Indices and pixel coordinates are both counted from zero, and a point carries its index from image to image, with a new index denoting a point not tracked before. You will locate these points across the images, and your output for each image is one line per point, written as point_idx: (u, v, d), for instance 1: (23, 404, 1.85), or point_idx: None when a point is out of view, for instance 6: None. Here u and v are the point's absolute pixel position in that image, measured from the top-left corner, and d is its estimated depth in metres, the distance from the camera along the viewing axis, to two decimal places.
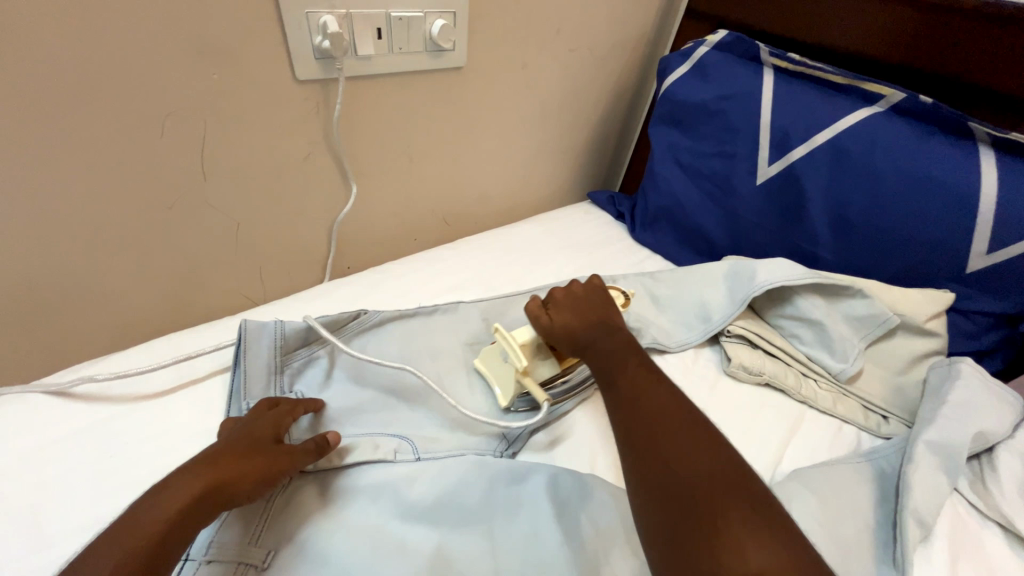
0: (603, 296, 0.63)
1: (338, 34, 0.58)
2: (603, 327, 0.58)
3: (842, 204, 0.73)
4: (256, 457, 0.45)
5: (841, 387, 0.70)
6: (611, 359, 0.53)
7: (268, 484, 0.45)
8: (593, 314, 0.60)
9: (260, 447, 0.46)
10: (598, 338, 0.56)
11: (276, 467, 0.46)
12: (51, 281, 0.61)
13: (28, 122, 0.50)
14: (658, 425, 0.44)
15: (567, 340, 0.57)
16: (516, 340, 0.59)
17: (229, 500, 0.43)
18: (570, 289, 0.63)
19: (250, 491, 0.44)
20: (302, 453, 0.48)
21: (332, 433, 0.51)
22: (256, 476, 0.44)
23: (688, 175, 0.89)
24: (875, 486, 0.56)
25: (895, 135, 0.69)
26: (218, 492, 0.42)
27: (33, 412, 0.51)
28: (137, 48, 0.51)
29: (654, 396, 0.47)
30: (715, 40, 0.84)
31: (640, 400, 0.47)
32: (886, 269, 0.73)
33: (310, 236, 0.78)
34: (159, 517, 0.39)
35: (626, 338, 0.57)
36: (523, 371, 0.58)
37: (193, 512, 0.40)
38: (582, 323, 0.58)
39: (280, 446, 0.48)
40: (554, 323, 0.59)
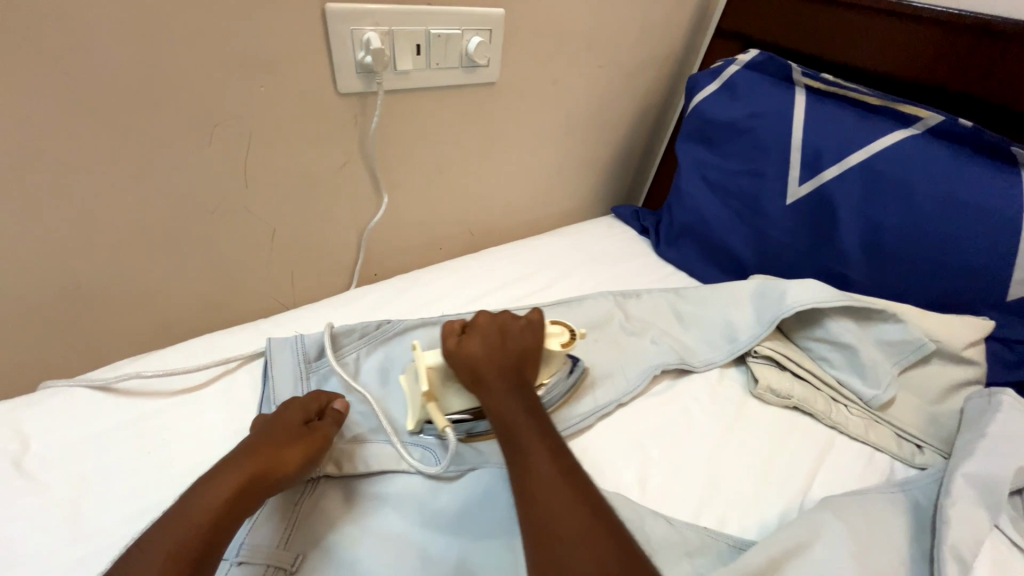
0: (532, 332, 0.57)
1: (380, 50, 0.60)
2: (512, 378, 0.54)
3: (876, 226, 0.72)
4: (293, 443, 0.46)
5: (873, 413, 0.68)
6: (514, 426, 0.49)
7: (312, 461, 0.46)
8: (510, 357, 0.55)
9: (295, 434, 0.47)
10: (507, 393, 0.52)
11: (315, 450, 0.47)
12: (97, 278, 0.63)
13: (89, 127, 0.53)
14: (562, 532, 0.41)
15: (472, 378, 0.53)
16: (423, 361, 0.54)
17: (273, 485, 0.44)
18: (490, 319, 0.58)
19: (293, 472, 0.45)
20: (328, 427, 0.50)
21: (341, 403, 0.52)
22: (296, 460, 0.46)
23: (715, 193, 0.88)
24: (910, 518, 0.55)
25: (932, 157, 0.68)
26: (262, 479, 0.43)
27: (78, 403, 0.53)
28: (193, 59, 0.54)
29: (560, 488, 0.44)
30: (745, 59, 0.85)
31: (543, 495, 0.43)
32: (921, 293, 0.71)
33: (340, 243, 0.79)
34: (210, 505, 0.40)
35: (533, 397, 0.53)
36: (427, 396, 0.54)
37: (240, 500, 0.42)
38: (490, 360, 0.54)
39: (311, 426, 0.49)
40: (461, 351, 0.54)
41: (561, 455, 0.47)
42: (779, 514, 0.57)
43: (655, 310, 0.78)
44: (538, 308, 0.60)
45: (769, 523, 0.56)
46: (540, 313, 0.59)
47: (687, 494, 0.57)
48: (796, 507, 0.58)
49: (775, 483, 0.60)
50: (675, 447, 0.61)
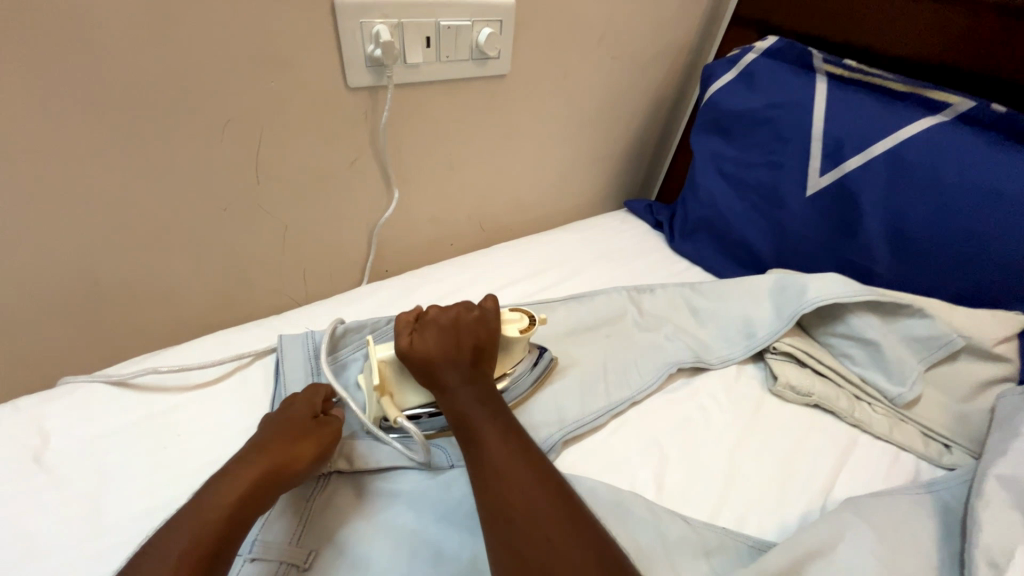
0: (486, 322, 0.57)
1: (389, 43, 0.60)
2: (467, 369, 0.54)
3: (902, 218, 0.69)
4: (304, 439, 0.46)
5: (898, 412, 0.66)
6: (469, 417, 0.50)
7: (323, 457, 0.47)
8: (465, 350, 0.55)
9: (305, 429, 0.47)
10: (462, 386, 0.53)
11: (325, 446, 0.47)
12: (114, 275, 0.64)
13: (104, 125, 0.53)
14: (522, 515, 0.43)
15: (426, 372, 0.54)
16: (374, 355, 0.55)
17: (288, 481, 0.44)
18: (442, 312, 0.58)
19: (306, 469, 0.45)
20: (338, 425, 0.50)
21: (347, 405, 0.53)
22: (308, 455, 0.46)
23: (731, 185, 0.86)
24: (937, 520, 0.53)
25: (962, 145, 0.65)
26: (275, 475, 0.43)
27: (96, 400, 0.54)
28: (204, 55, 0.54)
29: (518, 472, 0.46)
30: (764, 46, 0.82)
31: (502, 483, 0.45)
32: (948, 287, 0.69)
33: (352, 240, 0.79)
34: (224, 503, 0.40)
35: (489, 388, 0.54)
36: (380, 390, 0.54)
37: (254, 497, 0.42)
38: (444, 353, 0.54)
39: (321, 423, 0.49)
40: (412, 346, 0.55)
41: (520, 441, 0.49)
42: (801, 516, 0.55)
43: (670, 306, 0.76)
44: (494, 296, 0.61)
45: (790, 523, 0.54)
46: (494, 300, 0.60)
47: (703, 493, 0.56)
48: (818, 508, 0.56)
49: (795, 483, 0.58)
50: (691, 444, 0.60)
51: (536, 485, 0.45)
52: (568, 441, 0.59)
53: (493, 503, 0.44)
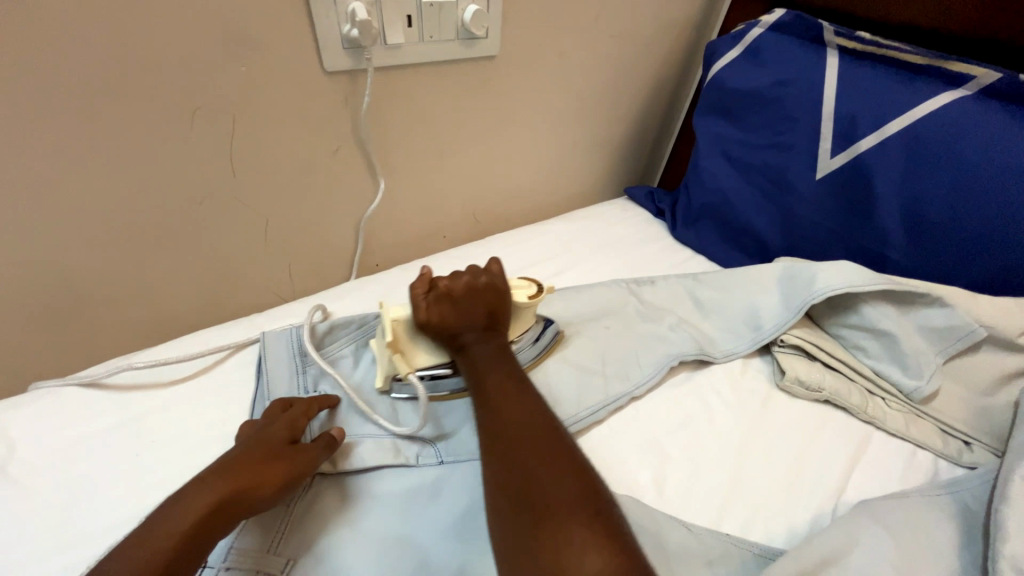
0: (497, 286, 0.56)
1: (367, 22, 0.56)
2: (481, 330, 0.54)
3: (920, 201, 0.65)
4: (275, 461, 0.43)
5: (915, 407, 0.62)
6: (483, 376, 0.50)
7: (291, 486, 0.43)
8: (479, 313, 0.55)
9: (277, 451, 0.43)
10: (477, 345, 0.53)
11: (297, 471, 0.43)
12: (86, 275, 0.61)
13: (65, 116, 0.50)
14: (529, 455, 0.42)
15: (444, 335, 0.53)
16: (387, 315, 0.53)
17: (249, 509, 0.40)
18: (456, 278, 0.57)
19: (272, 497, 0.41)
20: (317, 450, 0.46)
21: (338, 429, 0.49)
22: (277, 479, 0.42)
23: (736, 169, 0.82)
24: (958, 524, 0.49)
25: (986, 120, 0.60)
26: (237, 502, 0.39)
27: (66, 405, 0.51)
28: (167, 37, 0.51)
29: (527, 418, 0.45)
30: (770, 20, 0.77)
31: (505, 424, 0.45)
32: (969, 275, 0.64)
33: (338, 233, 0.76)
34: (176, 529, 0.36)
35: (503, 349, 0.53)
36: (392, 347, 0.53)
37: (211, 525, 0.38)
38: (459, 318, 0.54)
39: (297, 447, 0.45)
40: (428, 313, 0.53)
41: (528, 394, 0.48)
42: (810, 522, 0.52)
43: (671, 297, 0.73)
44: (498, 259, 0.60)
45: (799, 529, 0.51)
46: (500, 263, 0.59)
47: (706, 496, 0.53)
48: (829, 512, 0.53)
49: (804, 484, 0.55)
50: (693, 444, 0.57)
51: (541, 430, 0.44)
52: None
53: (494, 440, 0.44)
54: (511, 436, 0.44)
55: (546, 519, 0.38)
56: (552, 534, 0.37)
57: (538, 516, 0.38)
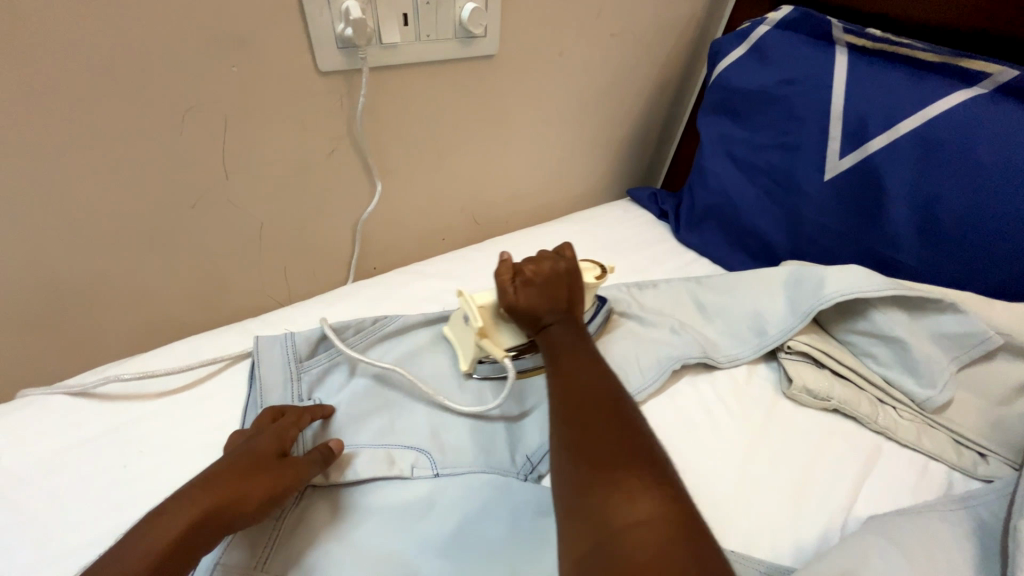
0: (574, 270, 0.56)
1: (361, 20, 0.54)
2: (562, 311, 0.53)
3: (933, 204, 0.62)
4: (261, 475, 0.41)
5: (927, 417, 0.60)
6: (559, 350, 0.49)
7: (277, 501, 0.41)
8: (561, 296, 0.54)
9: (264, 464, 0.42)
10: (556, 324, 0.52)
11: (284, 486, 0.42)
12: (76, 280, 0.60)
13: (50, 119, 0.49)
14: (593, 415, 0.40)
15: (527, 318, 0.53)
16: (473, 301, 0.55)
17: (233, 525, 0.38)
18: (539, 262, 0.56)
19: (256, 513, 0.40)
20: (308, 465, 0.44)
21: (335, 441, 0.47)
22: (260, 496, 0.40)
23: (742, 170, 0.80)
24: (975, 542, 0.47)
25: (1003, 119, 0.58)
26: (219, 518, 0.38)
27: (53, 414, 0.50)
28: (155, 38, 0.49)
29: (593, 384, 0.44)
30: (777, 17, 0.75)
31: (571, 383, 0.44)
32: (985, 280, 0.62)
33: (334, 236, 0.75)
34: (155, 547, 0.35)
35: (583, 330, 0.52)
36: (480, 333, 0.54)
37: (192, 542, 0.36)
38: (545, 302, 0.53)
39: (286, 460, 0.43)
40: (516, 296, 0.53)
41: (597, 366, 0.47)
42: (819, 538, 0.50)
43: (674, 301, 0.71)
44: (570, 245, 0.60)
45: (806, 545, 0.49)
46: (572, 247, 0.59)
47: (709, 509, 0.51)
48: (838, 527, 0.51)
49: (810, 497, 0.53)
50: (697, 455, 0.55)
51: (606, 395, 0.43)
52: None
53: (559, 397, 0.44)
54: (576, 394, 0.43)
55: (601, 467, 0.36)
56: (607, 481, 0.35)
57: (594, 464, 0.37)
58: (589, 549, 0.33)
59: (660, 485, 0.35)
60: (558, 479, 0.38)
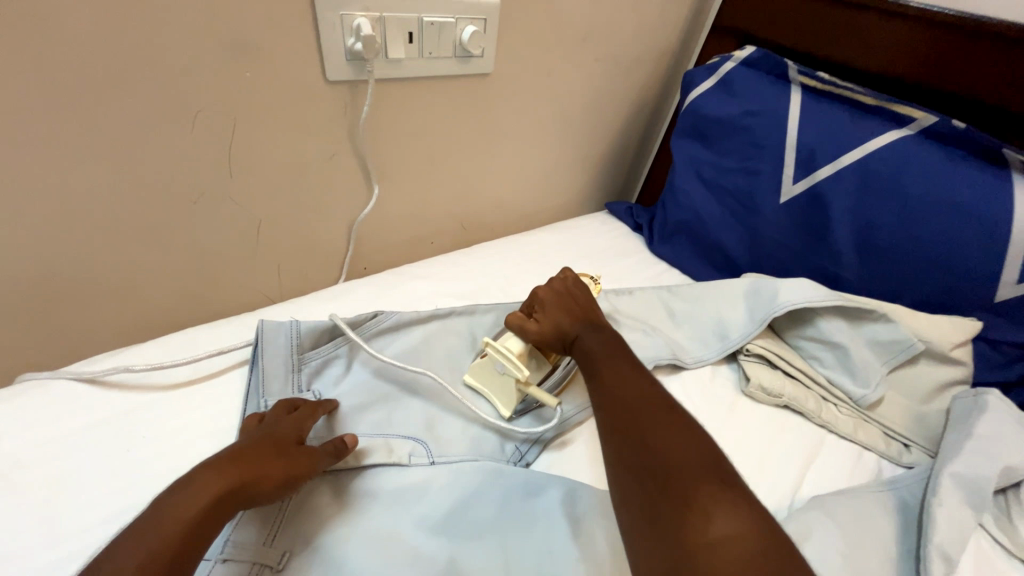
0: (582, 288, 0.63)
1: (370, 36, 0.58)
2: (589, 325, 0.57)
3: (869, 227, 0.72)
4: (279, 457, 0.44)
5: (862, 413, 0.69)
6: (598, 361, 0.52)
7: (293, 484, 0.44)
8: (581, 315, 0.59)
9: (284, 448, 0.45)
10: (586, 336, 0.56)
11: (300, 469, 0.44)
12: (72, 270, 0.60)
13: (59, 110, 0.50)
14: (651, 429, 0.43)
15: (558, 340, 0.57)
16: (510, 350, 0.56)
17: (252, 499, 0.41)
18: (551, 289, 0.61)
19: (273, 492, 0.42)
20: (322, 455, 0.47)
21: (350, 436, 0.50)
22: (278, 476, 0.43)
23: (709, 190, 0.88)
24: (898, 517, 0.55)
25: (925, 157, 0.68)
26: (242, 491, 0.40)
27: (56, 400, 0.51)
28: (173, 40, 0.52)
29: (644, 398, 0.46)
30: (742, 55, 0.84)
31: (623, 400, 0.47)
32: (912, 294, 0.71)
33: (330, 236, 0.77)
34: (185, 515, 0.37)
35: (614, 337, 0.56)
36: (524, 381, 0.56)
37: (219, 510, 0.38)
38: (571, 322, 0.58)
39: (303, 447, 0.46)
40: (543, 327, 0.58)
41: (644, 380, 0.49)
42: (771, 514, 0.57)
43: (649, 308, 0.77)
44: (571, 271, 0.66)
45: None
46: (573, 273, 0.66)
47: None
48: (786, 506, 0.58)
49: (764, 481, 0.60)
50: None
51: (659, 409, 0.45)
52: (549, 440, 0.59)
53: (612, 416, 0.46)
54: (630, 411, 0.45)
55: (671, 483, 0.38)
56: (681, 499, 0.37)
57: (662, 479, 0.39)
58: (669, 563, 0.35)
59: (734, 498, 0.37)
60: (625, 494, 0.40)
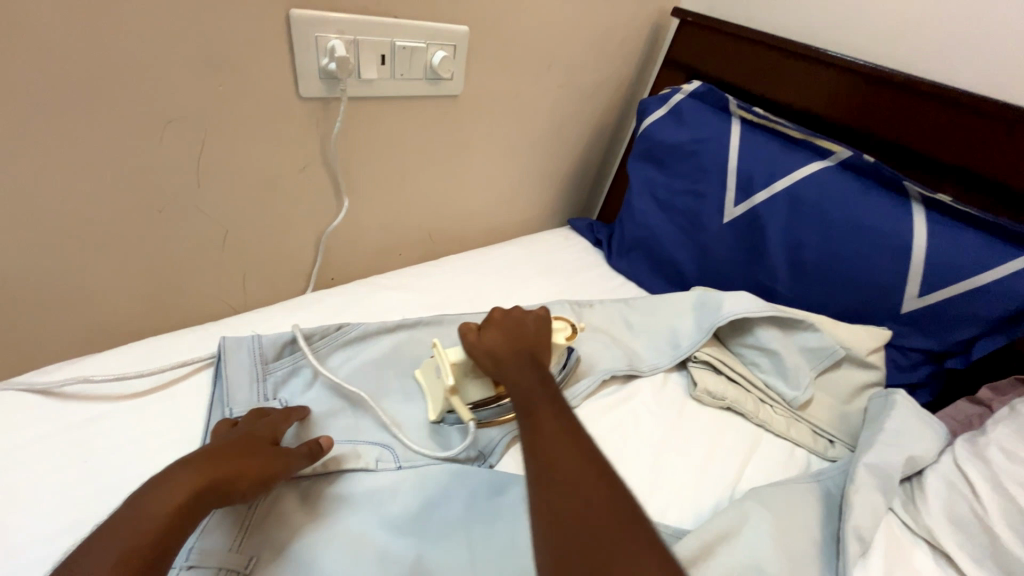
0: (542, 324, 0.62)
1: (345, 58, 0.61)
2: (529, 357, 0.55)
3: (798, 246, 0.81)
4: (254, 456, 0.45)
5: (795, 413, 0.76)
6: (530, 401, 0.48)
7: (268, 483, 0.44)
8: (524, 345, 0.57)
9: (258, 448, 0.46)
10: (521, 367, 0.53)
11: (274, 468, 0.45)
12: (28, 278, 0.59)
13: (23, 116, 0.50)
14: (585, 500, 0.38)
15: (490, 360, 0.55)
16: (446, 357, 0.58)
17: (225, 497, 0.42)
18: (504, 315, 0.61)
19: (247, 490, 0.43)
20: (297, 455, 0.48)
21: (324, 437, 0.51)
22: (253, 475, 0.44)
23: (662, 210, 0.95)
24: (822, 504, 0.61)
25: (843, 186, 0.78)
26: (216, 489, 0.41)
27: (10, 411, 0.49)
28: (147, 55, 0.53)
29: (574, 455, 0.41)
30: (690, 89, 0.93)
31: (556, 457, 0.41)
32: (835, 306, 0.80)
33: (299, 247, 0.78)
34: (159, 512, 0.38)
35: (550, 375, 0.53)
36: (450, 390, 0.57)
37: (192, 509, 0.40)
38: (510, 348, 0.56)
39: (277, 447, 0.47)
40: (481, 342, 0.57)
41: (574, 427, 0.45)
42: (713, 506, 0.62)
43: (607, 319, 0.82)
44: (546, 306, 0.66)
45: (703, 514, 0.61)
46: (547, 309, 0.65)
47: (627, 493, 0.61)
48: (727, 498, 0.64)
49: (708, 476, 0.65)
50: (623, 451, 0.65)
51: (591, 470, 0.40)
52: (511, 443, 0.61)
53: (542, 476, 0.40)
54: (561, 472, 0.40)
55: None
56: None
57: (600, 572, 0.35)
58: None
59: None
60: None
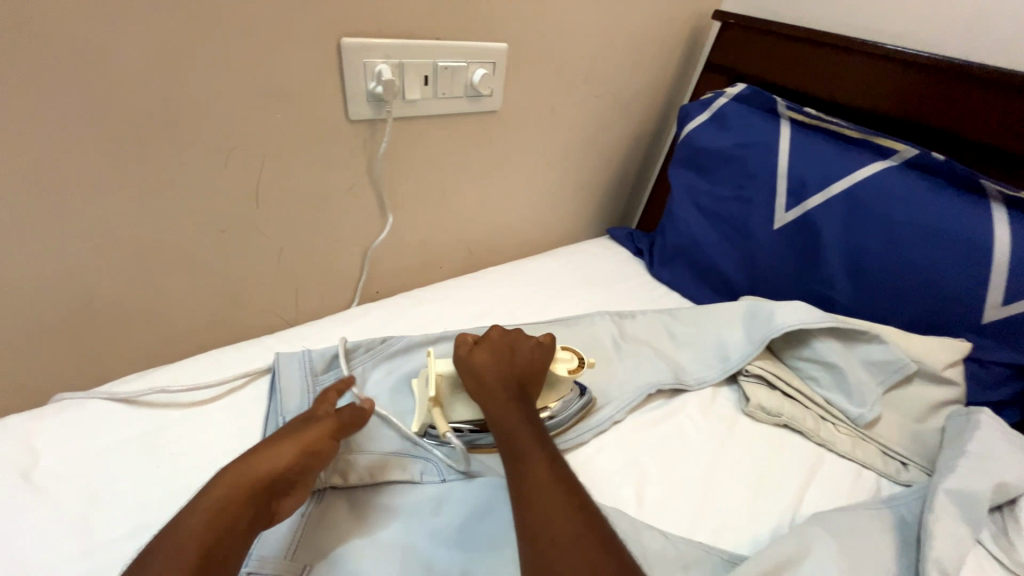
0: (541, 351, 0.61)
1: (391, 81, 0.64)
2: (514, 388, 0.57)
3: (859, 252, 0.76)
4: (287, 439, 0.48)
5: (860, 431, 0.70)
6: (518, 441, 0.52)
7: (310, 454, 0.48)
8: (513, 372, 0.59)
9: (292, 431, 0.49)
10: (508, 400, 0.56)
11: (310, 441, 0.49)
12: (111, 294, 0.65)
13: (112, 148, 0.56)
14: (560, 546, 0.43)
15: (475, 384, 0.58)
16: (433, 368, 0.60)
17: (271, 477, 0.46)
18: (499, 335, 0.62)
19: (292, 465, 0.47)
20: (337, 422, 0.51)
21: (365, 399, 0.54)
22: (291, 452, 0.47)
23: (706, 217, 0.92)
24: (896, 533, 0.56)
25: (910, 187, 0.72)
26: (255, 475, 0.45)
27: (98, 416, 0.54)
28: (215, 88, 0.57)
29: (556, 502, 0.46)
30: (734, 92, 0.90)
31: (537, 499, 0.47)
32: (902, 316, 0.74)
33: (347, 262, 0.82)
34: (203, 506, 0.43)
35: (535, 413, 0.56)
36: (433, 401, 0.58)
37: (235, 497, 0.44)
38: (497, 375, 0.58)
39: (314, 423, 0.50)
40: (469, 359, 0.59)
41: (561, 474, 0.49)
42: (772, 530, 0.58)
43: (651, 330, 0.80)
44: (551, 334, 0.64)
45: (761, 538, 0.57)
46: (551, 336, 0.63)
47: (678, 514, 0.58)
48: (788, 522, 0.60)
49: (765, 498, 0.62)
50: (671, 470, 0.63)
51: (571, 519, 0.45)
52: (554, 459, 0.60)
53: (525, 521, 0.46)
54: (542, 519, 0.45)
55: None
56: None
57: None
58: None
59: None
60: None
